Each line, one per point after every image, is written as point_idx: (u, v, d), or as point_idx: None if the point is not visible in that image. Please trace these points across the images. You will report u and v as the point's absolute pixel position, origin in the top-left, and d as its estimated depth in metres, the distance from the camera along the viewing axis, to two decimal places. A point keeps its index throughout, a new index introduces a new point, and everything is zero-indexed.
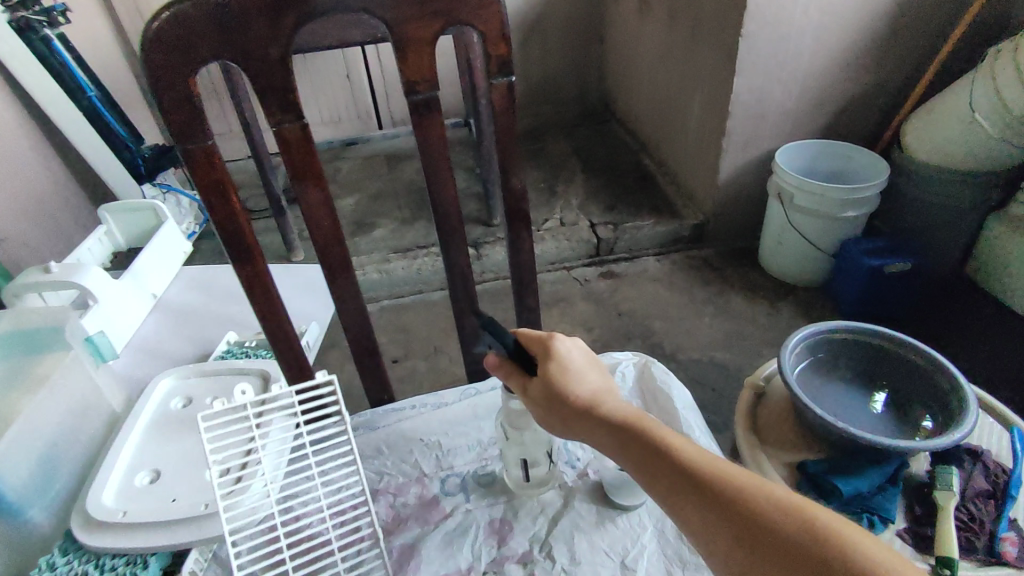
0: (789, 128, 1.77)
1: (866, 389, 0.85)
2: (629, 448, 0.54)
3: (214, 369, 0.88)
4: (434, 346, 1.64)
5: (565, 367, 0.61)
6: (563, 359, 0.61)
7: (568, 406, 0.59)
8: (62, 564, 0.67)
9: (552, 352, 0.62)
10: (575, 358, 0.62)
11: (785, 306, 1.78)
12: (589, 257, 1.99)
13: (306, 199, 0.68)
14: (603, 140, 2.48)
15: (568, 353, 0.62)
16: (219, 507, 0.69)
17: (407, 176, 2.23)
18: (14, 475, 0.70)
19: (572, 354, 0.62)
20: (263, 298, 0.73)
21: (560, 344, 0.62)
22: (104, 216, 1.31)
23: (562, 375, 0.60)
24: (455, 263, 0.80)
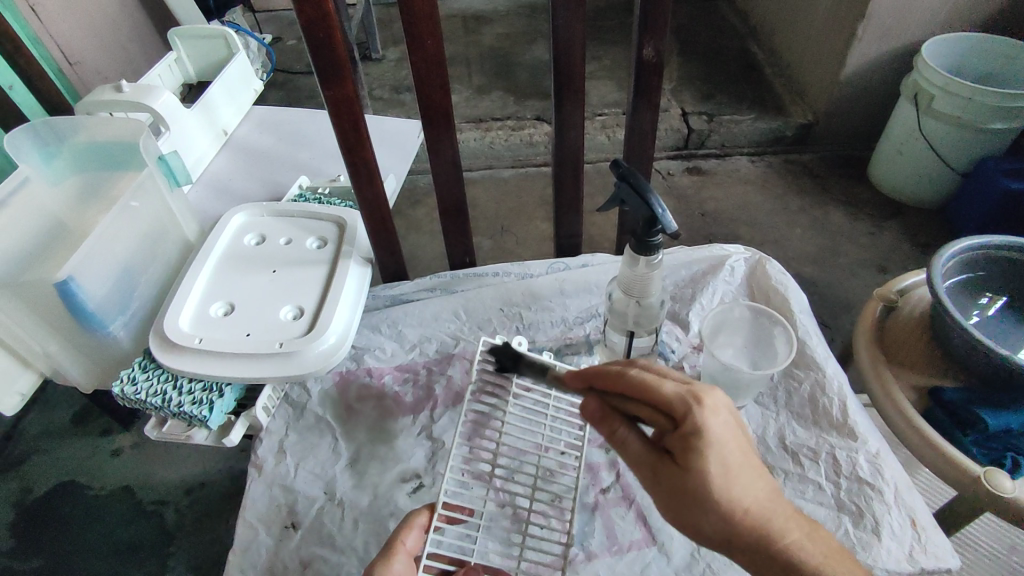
0: (946, 15, 1.48)
1: (983, 308, 0.77)
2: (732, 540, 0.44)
3: (289, 211, 0.82)
4: (500, 226, 1.55)
5: (718, 452, 0.43)
6: (713, 437, 0.43)
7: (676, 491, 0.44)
8: (142, 378, 0.65)
9: (699, 438, 0.43)
10: (716, 434, 0.43)
11: (892, 227, 1.58)
12: (676, 149, 1.80)
13: (410, 8, 0.56)
14: (706, 19, 2.18)
15: (719, 437, 0.43)
16: (295, 348, 0.65)
17: (486, 40, 2.04)
18: (93, 288, 0.67)
19: (725, 437, 0.44)
20: (351, 126, 0.66)
21: (702, 415, 0.43)
22: (174, 41, 1.22)
23: (716, 469, 0.43)
24: (567, 113, 0.69)
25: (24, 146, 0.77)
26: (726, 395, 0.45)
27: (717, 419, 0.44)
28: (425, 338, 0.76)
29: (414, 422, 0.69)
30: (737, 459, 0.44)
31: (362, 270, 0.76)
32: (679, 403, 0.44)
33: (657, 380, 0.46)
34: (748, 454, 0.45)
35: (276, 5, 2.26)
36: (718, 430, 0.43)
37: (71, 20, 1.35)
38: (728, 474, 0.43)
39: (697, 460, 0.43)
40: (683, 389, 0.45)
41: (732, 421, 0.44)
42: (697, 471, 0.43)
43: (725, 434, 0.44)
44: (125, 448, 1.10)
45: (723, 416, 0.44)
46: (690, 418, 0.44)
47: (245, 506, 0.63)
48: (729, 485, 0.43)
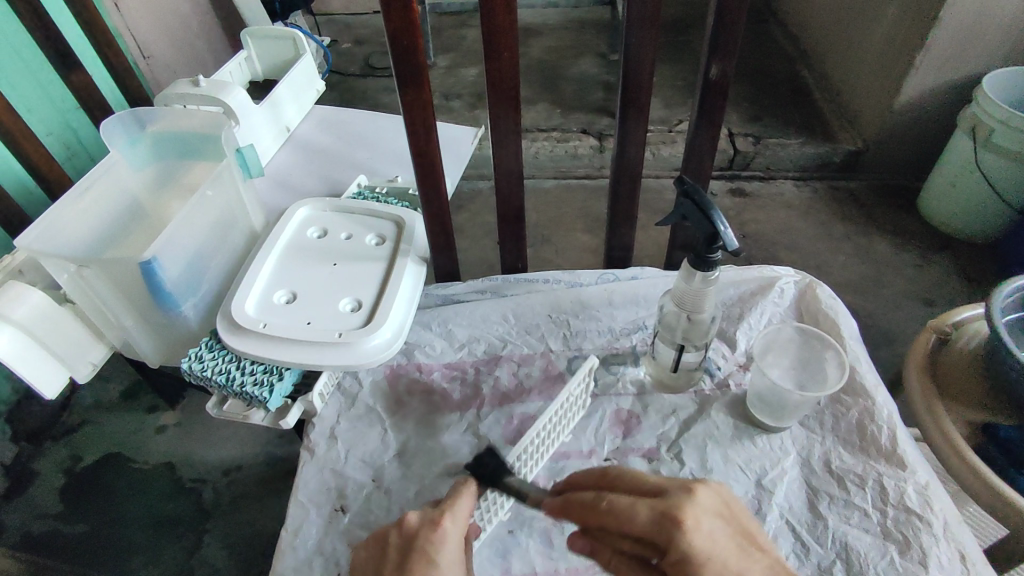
0: (1009, 48, 1.45)
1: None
2: None
3: (350, 208, 0.86)
4: (541, 235, 1.57)
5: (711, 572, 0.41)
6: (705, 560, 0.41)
7: None
8: (208, 357, 0.69)
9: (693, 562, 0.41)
10: (714, 547, 0.41)
11: (940, 260, 1.55)
12: (720, 169, 1.80)
13: (491, 20, 0.59)
14: (756, 40, 2.18)
15: (709, 557, 0.41)
16: (354, 338, 0.68)
17: (536, 52, 2.07)
18: (170, 268, 0.71)
19: (713, 553, 0.41)
20: (422, 130, 0.69)
21: (691, 533, 0.41)
22: (245, 40, 1.28)
23: None
24: (629, 129, 0.71)
25: (115, 131, 0.81)
26: (705, 502, 0.42)
27: (701, 536, 0.41)
28: (474, 338, 0.78)
29: (461, 418, 0.71)
30: (731, 575, 0.42)
31: (418, 269, 0.78)
32: (659, 526, 0.42)
33: (628, 509, 0.43)
34: (737, 540, 0.43)
35: (334, 9, 2.34)
36: (702, 544, 0.41)
37: (149, 15, 1.42)
38: None
39: None
40: (656, 512, 0.42)
41: (717, 530, 0.42)
42: None
43: (712, 548, 0.41)
44: (170, 426, 1.15)
45: (708, 528, 0.41)
46: (671, 545, 0.41)
47: (297, 488, 0.65)
48: None
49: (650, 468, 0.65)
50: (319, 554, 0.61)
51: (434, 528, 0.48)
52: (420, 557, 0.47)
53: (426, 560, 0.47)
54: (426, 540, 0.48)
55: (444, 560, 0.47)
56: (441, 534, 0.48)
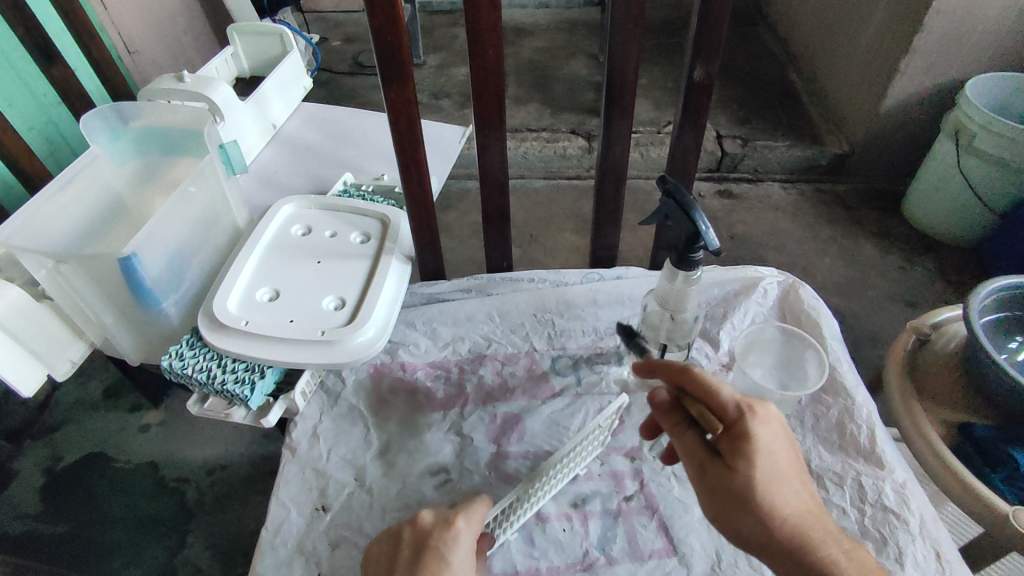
0: (992, 55, 1.47)
1: (1013, 353, 0.76)
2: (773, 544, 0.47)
3: (335, 206, 0.85)
4: (530, 235, 1.57)
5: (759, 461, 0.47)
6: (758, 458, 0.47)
7: (723, 490, 0.48)
8: (188, 355, 0.68)
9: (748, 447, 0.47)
10: (773, 445, 0.48)
11: (924, 262, 1.57)
12: (708, 171, 1.81)
13: (475, 18, 0.59)
14: (745, 43, 2.19)
15: (770, 446, 0.48)
16: (338, 336, 0.68)
17: (526, 52, 2.07)
18: (150, 266, 0.70)
19: (773, 447, 0.48)
20: (406, 128, 0.68)
21: (763, 421, 0.49)
22: (232, 36, 1.27)
23: (766, 474, 0.47)
24: (614, 128, 0.71)
25: (94, 127, 0.80)
26: (777, 410, 0.50)
27: (765, 431, 0.48)
28: (458, 337, 0.78)
29: (444, 417, 0.71)
30: (783, 470, 0.48)
31: (403, 267, 0.78)
32: (744, 406, 0.49)
33: (717, 384, 0.50)
34: (793, 468, 0.49)
35: (325, 7, 2.33)
36: (768, 439, 0.48)
37: (135, 10, 1.40)
38: (770, 483, 0.47)
39: (748, 462, 0.47)
40: (740, 397, 0.49)
41: (775, 450, 0.48)
42: (745, 475, 0.47)
43: (766, 457, 0.48)
44: (153, 425, 1.14)
45: (769, 441, 0.48)
46: (743, 427, 0.48)
47: (278, 487, 0.65)
48: (773, 491, 0.47)
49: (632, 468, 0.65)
50: (298, 554, 0.60)
51: (448, 527, 0.51)
52: (432, 555, 0.49)
53: (438, 559, 0.49)
54: (440, 538, 0.50)
55: (456, 559, 0.50)
56: (454, 533, 0.51)
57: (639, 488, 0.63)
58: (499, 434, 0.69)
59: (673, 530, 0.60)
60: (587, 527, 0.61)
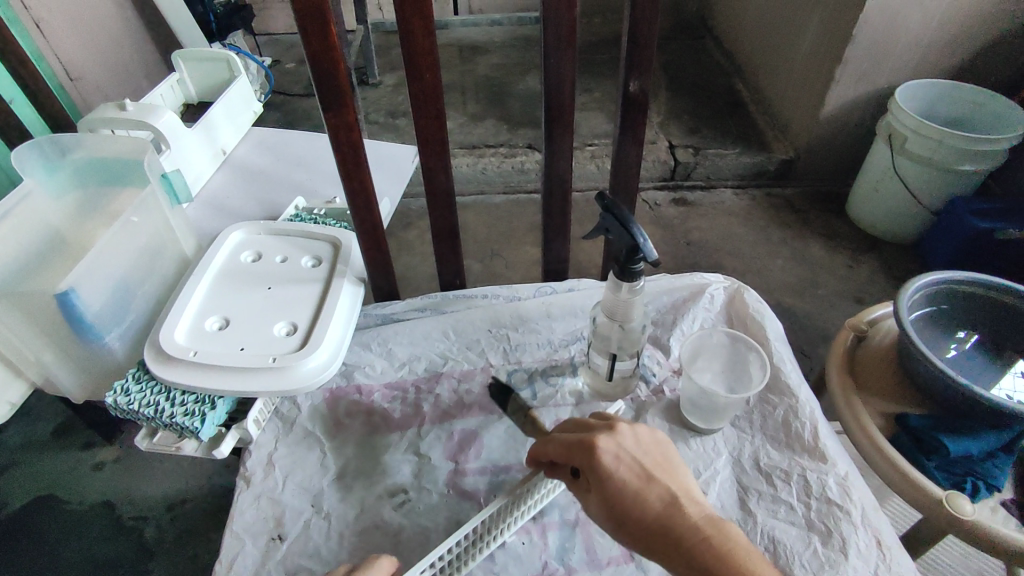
0: (918, 62, 1.55)
1: (961, 341, 0.84)
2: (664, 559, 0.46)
3: (286, 231, 0.85)
4: (491, 250, 1.58)
5: (611, 475, 0.49)
6: (609, 470, 0.49)
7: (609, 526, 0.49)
8: (134, 390, 0.67)
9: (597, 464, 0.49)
10: (618, 463, 0.49)
11: (869, 260, 1.63)
12: (662, 181, 1.86)
13: (410, 43, 0.60)
14: (693, 56, 2.27)
15: (611, 464, 0.49)
16: (288, 362, 0.67)
17: (481, 69, 2.10)
18: (89, 298, 0.70)
19: (617, 463, 0.49)
20: (349, 151, 0.69)
21: (600, 446, 0.50)
22: (178, 62, 1.25)
23: (615, 495, 0.48)
24: (556, 144, 0.73)
25: (30, 161, 0.78)
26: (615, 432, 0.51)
27: (606, 455, 0.50)
28: (414, 357, 0.78)
29: (401, 438, 0.70)
30: (633, 482, 0.49)
31: (356, 289, 0.78)
32: (575, 441, 0.52)
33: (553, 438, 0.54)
34: (645, 475, 0.49)
35: (278, 30, 2.33)
36: (609, 458, 0.50)
37: (76, 38, 1.38)
38: (627, 496, 0.48)
39: (597, 491, 0.49)
40: (574, 437, 0.53)
41: (627, 457, 0.50)
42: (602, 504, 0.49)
43: (616, 464, 0.49)
44: (107, 462, 1.10)
45: (617, 452, 0.50)
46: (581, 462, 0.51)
47: (232, 517, 0.64)
48: (627, 507, 0.48)
49: None
50: None
51: None
52: None
53: None
54: None
55: None
56: None
57: None
58: (458, 451, 0.69)
59: None
60: (545, 539, 0.61)
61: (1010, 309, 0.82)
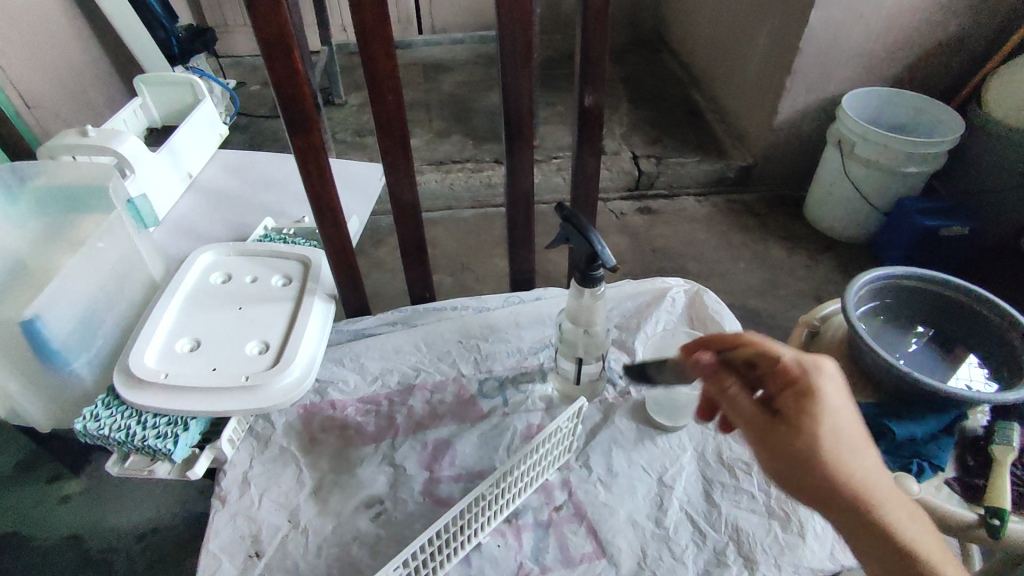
0: (861, 71, 1.63)
1: (919, 335, 0.90)
2: (847, 511, 0.43)
3: (255, 251, 0.86)
4: (461, 264, 1.60)
5: (826, 417, 0.43)
6: (826, 417, 0.43)
7: (790, 460, 0.44)
8: (104, 415, 0.66)
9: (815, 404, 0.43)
10: (841, 406, 0.44)
11: (827, 260, 1.70)
12: (627, 191, 1.91)
13: (372, 66, 0.62)
14: (652, 69, 2.34)
15: (834, 401, 0.44)
16: (262, 381, 0.68)
17: (446, 87, 2.13)
18: (56, 325, 0.69)
19: (841, 407, 0.44)
20: (316, 172, 0.71)
21: (824, 380, 0.44)
22: (140, 88, 1.25)
23: (832, 436, 0.43)
24: (518, 159, 0.76)
25: None
26: (837, 368, 0.46)
27: (829, 390, 0.44)
28: (387, 370, 0.79)
29: (376, 450, 0.72)
30: (852, 432, 0.43)
31: (327, 306, 0.79)
32: (798, 363, 0.45)
33: (774, 351, 0.48)
34: (861, 433, 0.44)
35: (240, 53, 2.33)
36: (833, 395, 0.44)
37: (34, 65, 1.36)
38: (836, 442, 0.43)
39: (811, 420, 0.43)
40: (798, 357, 0.46)
41: (847, 403, 0.44)
42: (808, 434, 0.43)
43: (841, 403, 0.44)
44: (75, 495, 1.08)
45: (840, 392, 0.44)
46: (801, 386, 0.44)
47: (208, 538, 0.64)
48: (837, 450, 0.43)
49: (561, 478, 0.68)
50: None
51: None
52: None
53: None
54: None
55: None
56: None
57: (568, 497, 0.66)
58: (432, 460, 0.70)
59: (601, 533, 0.63)
60: (520, 540, 0.63)
61: (955, 306, 0.87)
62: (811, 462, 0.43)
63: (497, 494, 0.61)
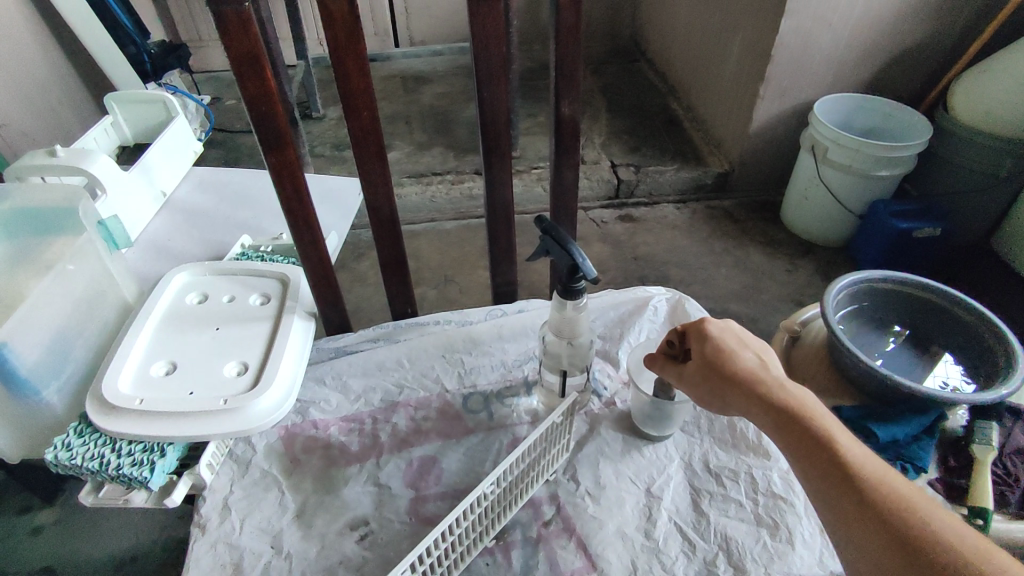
0: (831, 78, 1.67)
1: (895, 334, 0.91)
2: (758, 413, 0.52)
3: (232, 270, 0.84)
4: (445, 276, 1.59)
5: (715, 340, 0.57)
6: (715, 341, 0.57)
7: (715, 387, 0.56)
8: (77, 444, 0.64)
9: (704, 334, 0.58)
10: (727, 333, 0.58)
11: (805, 264, 1.72)
12: (607, 199, 1.92)
13: (347, 82, 0.62)
14: (629, 79, 2.37)
15: (718, 331, 0.58)
16: (240, 403, 0.66)
17: (426, 99, 2.13)
18: (24, 352, 0.67)
19: (724, 331, 0.58)
20: (292, 189, 0.69)
21: (710, 320, 0.59)
22: (111, 106, 1.23)
23: (722, 353, 0.56)
24: (497, 172, 0.76)
25: None
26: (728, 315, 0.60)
27: (716, 326, 0.58)
28: (369, 388, 0.78)
29: (360, 470, 0.70)
30: (738, 347, 0.56)
31: (307, 324, 0.78)
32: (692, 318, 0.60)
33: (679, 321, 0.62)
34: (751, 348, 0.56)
35: (216, 68, 2.31)
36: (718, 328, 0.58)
37: (1, 85, 1.33)
38: (730, 357, 0.56)
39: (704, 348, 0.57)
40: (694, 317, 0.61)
41: (731, 330, 0.58)
42: (706, 357, 0.57)
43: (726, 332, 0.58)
44: (48, 525, 1.05)
45: (721, 325, 0.58)
46: (695, 328, 0.59)
47: (187, 568, 0.62)
48: (731, 363, 0.55)
49: (548, 493, 0.67)
50: None
51: None
52: None
53: None
54: None
55: None
56: None
57: (557, 511, 0.65)
58: (417, 479, 0.69)
59: (591, 548, 0.62)
60: (509, 558, 0.62)
61: (930, 308, 0.88)
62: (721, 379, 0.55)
63: (482, 514, 0.60)
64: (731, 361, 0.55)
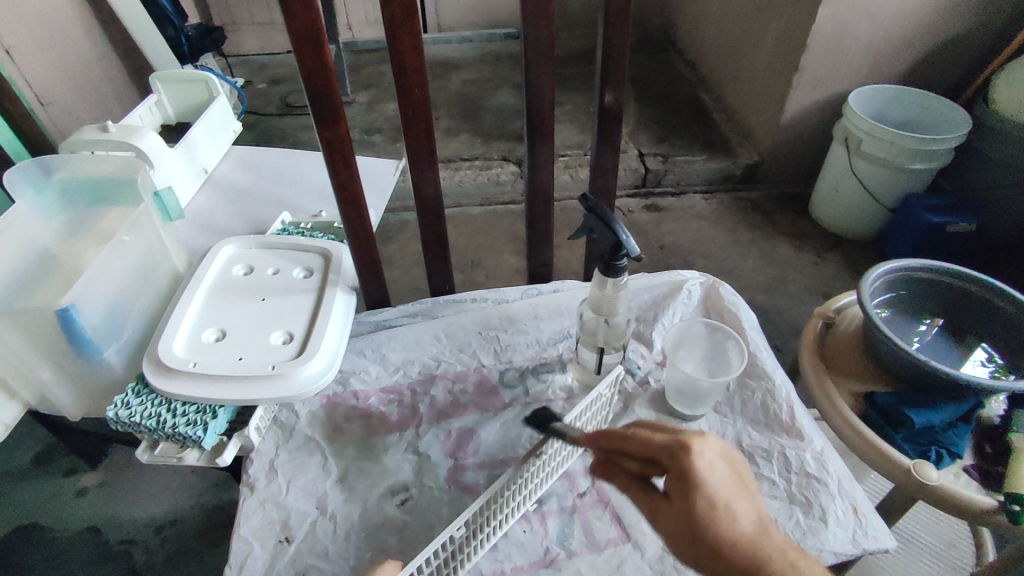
0: (868, 69, 1.64)
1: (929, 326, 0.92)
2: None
3: (275, 244, 0.87)
4: (472, 260, 1.61)
5: (704, 492, 0.44)
6: (706, 491, 0.44)
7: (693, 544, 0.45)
8: (135, 403, 0.67)
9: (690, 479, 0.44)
10: (718, 474, 0.45)
11: (834, 257, 1.71)
12: (634, 188, 1.92)
13: (400, 60, 0.63)
14: (659, 68, 2.35)
15: (710, 477, 0.45)
16: (288, 370, 0.69)
17: (455, 85, 2.15)
18: (88, 314, 0.70)
19: (715, 471, 0.45)
20: (341, 164, 0.71)
21: (700, 457, 0.45)
22: (155, 85, 1.26)
23: (713, 508, 0.44)
24: (539, 153, 0.77)
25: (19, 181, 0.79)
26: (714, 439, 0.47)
27: (704, 464, 0.45)
28: (408, 361, 0.81)
29: (400, 439, 0.73)
30: (730, 494, 0.45)
31: (349, 297, 0.80)
32: (673, 444, 0.46)
33: (646, 434, 0.48)
34: (740, 491, 0.45)
35: (248, 51, 2.34)
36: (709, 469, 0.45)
37: (48, 64, 1.37)
38: (722, 511, 0.44)
39: (691, 497, 0.44)
40: (672, 439, 0.47)
41: (722, 465, 0.46)
42: (693, 511, 0.44)
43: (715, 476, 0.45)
44: (91, 488, 1.09)
45: (712, 457, 0.45)
46: (673, 462, 0.46)
47: (238, 524, 0.65)
48: (716, 519, 0.44)
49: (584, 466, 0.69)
50: None
51: None
52: None
53: None
54: None
55: None
56: None
57: (592, 484, 0.67)
58: (456, 448, 0.71)
59: (625, 520, 0.64)
60: (545, 526, 0.64)
61: (969, 297, 0.88)
62: (706, 544, 0.44)
63: (524, 480, 0.62)
64: (718, 525, 0.43)
